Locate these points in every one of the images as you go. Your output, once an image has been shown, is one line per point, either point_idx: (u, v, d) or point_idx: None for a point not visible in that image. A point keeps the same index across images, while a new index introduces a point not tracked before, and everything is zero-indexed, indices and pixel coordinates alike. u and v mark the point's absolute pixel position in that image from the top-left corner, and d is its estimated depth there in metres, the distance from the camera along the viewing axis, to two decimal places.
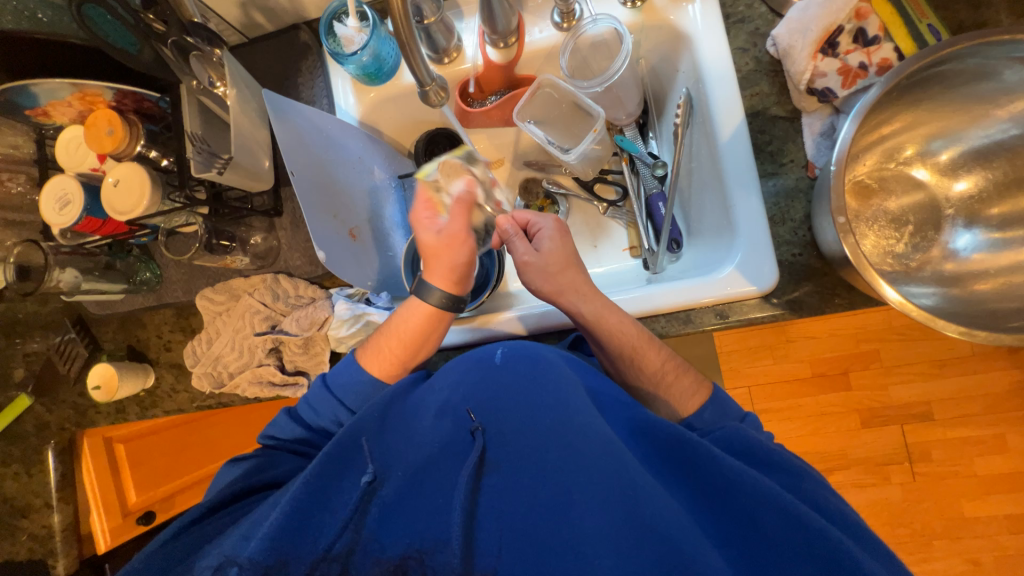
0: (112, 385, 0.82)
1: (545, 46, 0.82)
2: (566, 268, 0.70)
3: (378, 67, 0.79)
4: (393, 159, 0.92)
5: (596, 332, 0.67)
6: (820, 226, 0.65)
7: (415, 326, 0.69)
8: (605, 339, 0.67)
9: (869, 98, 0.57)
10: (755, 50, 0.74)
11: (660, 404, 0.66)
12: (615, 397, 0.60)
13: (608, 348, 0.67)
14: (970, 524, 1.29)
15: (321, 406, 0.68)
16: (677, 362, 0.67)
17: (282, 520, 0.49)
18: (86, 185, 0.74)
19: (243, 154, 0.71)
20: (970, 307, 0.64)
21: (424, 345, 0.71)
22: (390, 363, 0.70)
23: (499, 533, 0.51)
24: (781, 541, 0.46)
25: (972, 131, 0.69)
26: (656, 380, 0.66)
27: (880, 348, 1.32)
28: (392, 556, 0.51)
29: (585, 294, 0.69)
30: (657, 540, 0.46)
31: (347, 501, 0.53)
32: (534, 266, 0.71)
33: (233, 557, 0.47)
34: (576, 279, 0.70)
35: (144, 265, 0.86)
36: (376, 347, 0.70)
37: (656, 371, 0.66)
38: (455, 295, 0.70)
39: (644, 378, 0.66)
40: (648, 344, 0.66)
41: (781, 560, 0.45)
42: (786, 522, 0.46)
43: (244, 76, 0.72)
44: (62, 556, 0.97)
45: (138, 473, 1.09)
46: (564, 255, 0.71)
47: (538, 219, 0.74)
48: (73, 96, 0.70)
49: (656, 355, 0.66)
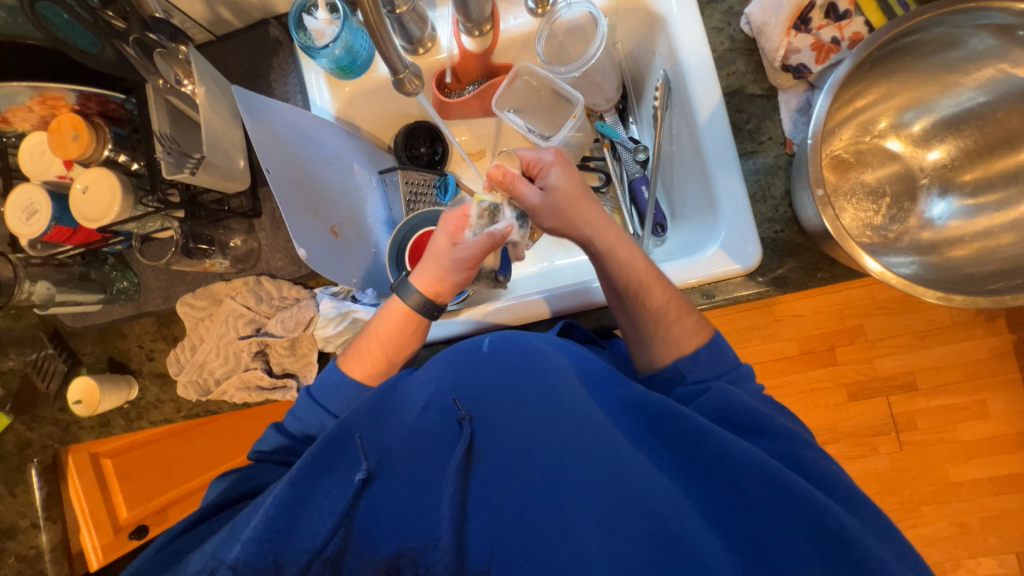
0: (94, 399, 0.80)
1: (520, 33, 0.81)
2: (579, 201, 0.67)
3: (352, 60, 0.78)
4: (373, 154, 0.90)
5: (607, 261, 0.66)
6: (800, 202, 0.66)
7: (394, 327, 0.68)
8: (613, 268, 0.65)
9: (841, 72, 0.57)
10: (730, 29, 0.75)
11: (658, 343, 0.64)
12: (603, 372, 0.60)
13: (617, 282, 0.66)
14: (956, 488, 1.33)
15: (309, 418, 0.66)
16: (682, 303, 0.65)
17: (265, 524, 0.49)
18: (53, 193, 0.71)
19: (217, 154, 0.69)
20: (947, 274, 0.65)
21: (404, 348, 0.69)
22: (371, 365, 0.68)
23: (491, 521, 0.51)
24: (770, 510, 0.47)
25: (943, 101, 0.70)
26: (658, 318, 0.64)
27: (864, 322, 1.35)
28: (384, 555, 0.51)
29: (599, 224, 0.67)
30: (644, 516, 0.47)
31: (338, 498, 0.53)
32: (546, 200, 0.67)
33: (221, 559, 0.48)
34: (589, 212, 0.67)
35: (119, 274, 0.83)
36: (358, 351, 0.69)
37: (660, 308, 0.64)
38: (432, 301, 0.69)
39: (648, 314, 0.64)
40: (656, 281, 0.65)
41: (769, 531, 0.46)
42: (778, 493, 0.47)
43: (213, 74, 0.70)
44: (52, 575, 0.99)
45: (128, 489, 1.05)
46: (573, 188, 0.68)
47: (542, 155, 0.70)
48: (33, 101, 0.67)
49: (661, 292, 0.65)
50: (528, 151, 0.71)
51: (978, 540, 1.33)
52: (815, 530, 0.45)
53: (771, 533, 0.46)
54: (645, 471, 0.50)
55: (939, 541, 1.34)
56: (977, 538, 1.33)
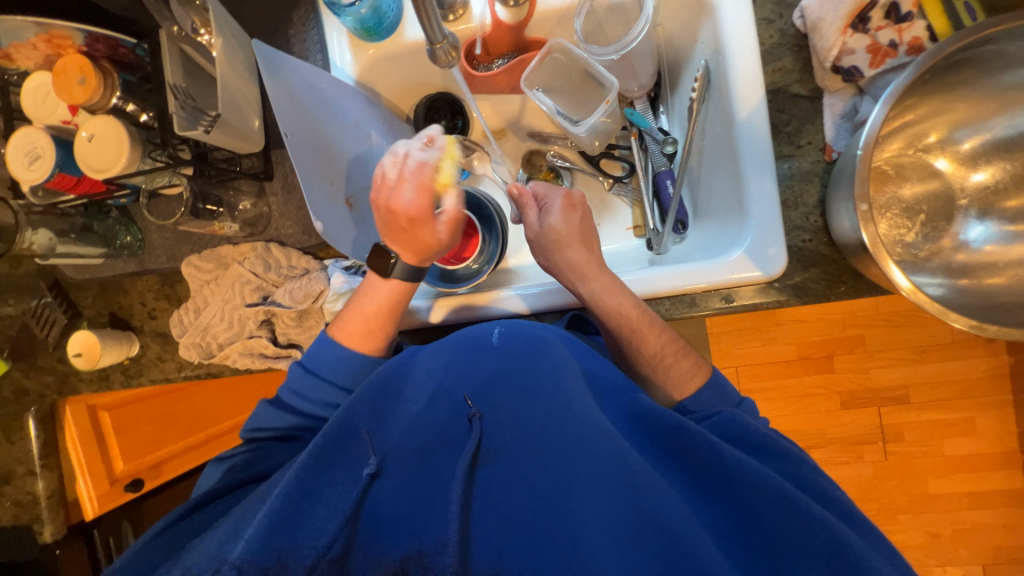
0: (94, 354, 0.78)
1: (558, 7, 0.77)
2: (568, 245, 0.71)
3: (378, 21, 0.73)
4: (391, 124, 0.85)
5: (599, 315, 0.69)
6: (835, 212, 0.63)
7: (384, 297, 0.68)
8: (605, 319, 0.68)
9: (902, 80, 0.54)
10: (781, 22, 0.71)
11: (657, 388, 0.68)
12: (613, 381, 0.61)
13: (611, 332, 0.69)
14: (935, 501, 1.36)
15: (315, 393, 0.65)
16: (678, 345, 0.67)
17: (271, 516, 0.48)
18: (57, 139, 0.68)
19: (231, 113, 0.66)
20: (977, 299, 0.64)
21: (395, 316, 0.69)
22: (364, 336, 0.68)
23: (499, 527, 0.51)
24: (776, 525, 0.47)
25: (998, 120, 0.67)
26: (654, 362, 0.67)
27: (866, 333, 1.35)
28: (393, 558, 0.50)
29: (586, 273, 0.69)
30: (656, 531, 0.47)
31: (345, 494, 0.53)
32: (538, 239, 0.73)
33: (224, 557, 0.47)
34: (579, 256, 0.71)
35: (123, 228, 0.80)
36: (349, 320, 0.68)
37: (655, 354, 0.67)
38: (417, 267, 0.68)
39: (644, 360, 0.67)
40: (650, 327, 0.67)
41: (772, 539, 0.47)
42: (779, 502, 0.48)
43: (230, 25, 0.66)
44: (49, 522, 0.93)
45: (123, 441, 1.08)
46: (566, 232, 0.72)
47: (550, 193, 0.76)
48: (38, 38, 0.63)
49: (656, 338, 0.67)
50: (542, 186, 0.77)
51: (949, 551, 1.37)
52: (814, 534, 0.46)
53: (779, 538, 0.47)
54: (656, 482, 0.50)
55: (911, 549, 1.38)
56: (947, 549, 1.37)
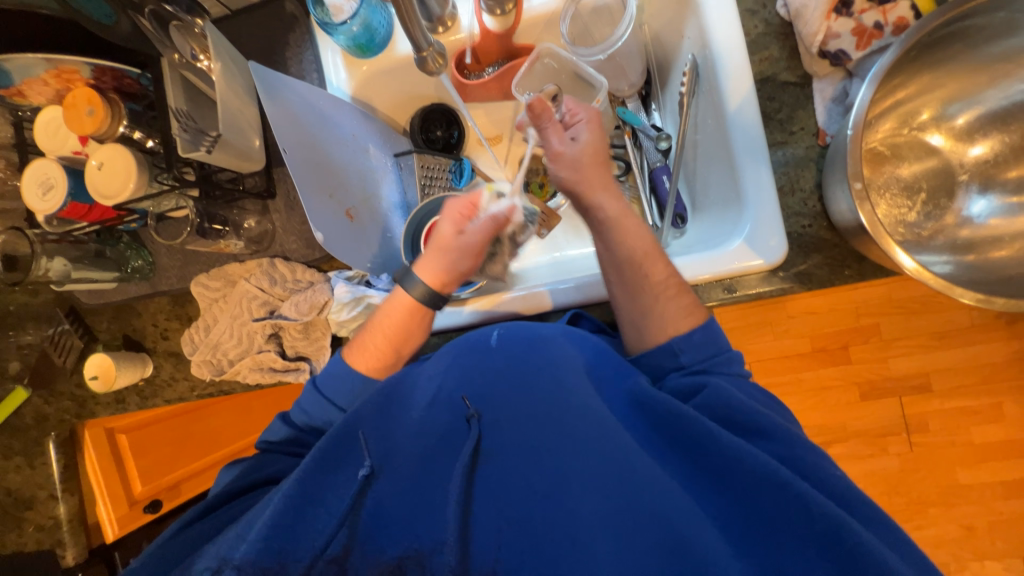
0: (110, 375, 0.80)
1: (544, 12, 0.79)
2: (597, 163, 0.66)
3: (370, 38, 0.76)
4: (389, 136, 0.88)
5: (611, 232, 0.64)
6: (832, 195, 0.63)
7: (399, 321, 0.67)
8: (620, 240, 0.64)
9: (886, 60, 0.54)
10: (764, 12, 0.71)
11: (653, 317, 0.62)
12: (614, 367, 0.58)
13: (619, 254, 0.64)
14: (966, 491, 1.32)
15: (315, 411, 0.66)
16: (682, 282, 0.63)
17: (274, 517, 0.48)
18: (69, 169, 0.71)
19: (232, 133, 0.68)
20: (984, 275, 0.63)
21: (411, 338, 0.68)
22: (378, 360, 0.67)
23: (496, 526, 0.51)
24: (782, 517, 0.45)
25: (990, 93, 0.67)
26: (658, 290, 0.62)
27: (881, 321, 1.31)
28: (390, 556, 0.51)
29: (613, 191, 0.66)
30: (657, 525, 0.46)
31: (344, 496, 0.53)
32: (569, 151, 0.66)
33: (227, 558, 0.47)
34: (606, 178, 0.67)
35: (134, 252, 0.83)
36: (362, 343, 0.68)
37: (659, 283, 0.62)
38: (439, 294, 0.68)
39: (648, 285, 0.62)
40: (660, 256, 0.64)
41: (779, 534, 0.45)
42: (787, 499, 0.44)
43: (228, 49, 0.69)
44: (71, 546, 0.95)
45: (143, 463, 1.09)
46: (597, 150, 0.67)
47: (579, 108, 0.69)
48: (49, 74, 0.66)
49: (664, 268, 0.63)
50: (573, 102, 0.70)
51: (984, 543, 1.32)
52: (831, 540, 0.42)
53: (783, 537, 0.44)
54: (656, 476, 0.49)
55: (944, 543, 1.33)
56: (983, 541, 1.32)
